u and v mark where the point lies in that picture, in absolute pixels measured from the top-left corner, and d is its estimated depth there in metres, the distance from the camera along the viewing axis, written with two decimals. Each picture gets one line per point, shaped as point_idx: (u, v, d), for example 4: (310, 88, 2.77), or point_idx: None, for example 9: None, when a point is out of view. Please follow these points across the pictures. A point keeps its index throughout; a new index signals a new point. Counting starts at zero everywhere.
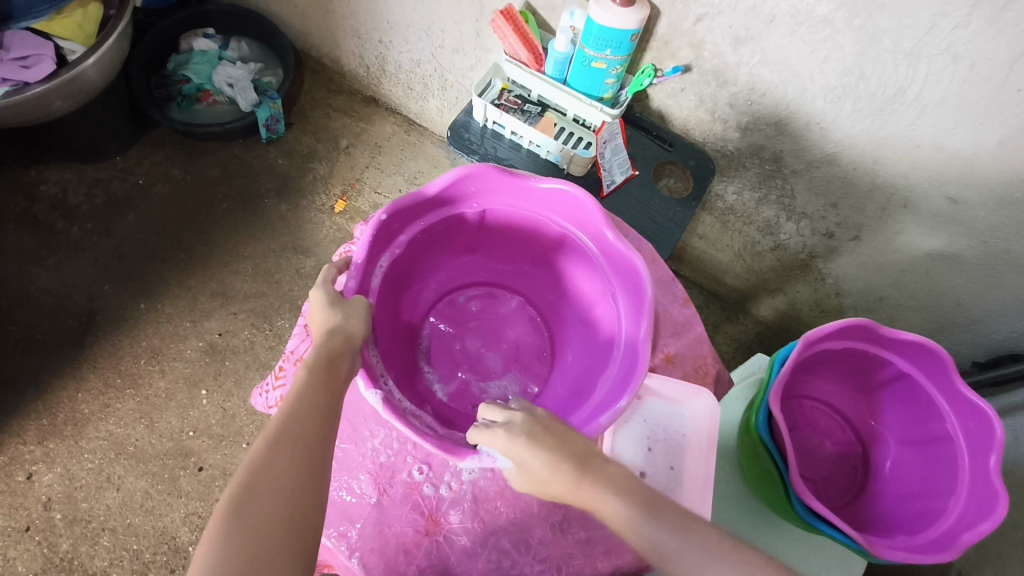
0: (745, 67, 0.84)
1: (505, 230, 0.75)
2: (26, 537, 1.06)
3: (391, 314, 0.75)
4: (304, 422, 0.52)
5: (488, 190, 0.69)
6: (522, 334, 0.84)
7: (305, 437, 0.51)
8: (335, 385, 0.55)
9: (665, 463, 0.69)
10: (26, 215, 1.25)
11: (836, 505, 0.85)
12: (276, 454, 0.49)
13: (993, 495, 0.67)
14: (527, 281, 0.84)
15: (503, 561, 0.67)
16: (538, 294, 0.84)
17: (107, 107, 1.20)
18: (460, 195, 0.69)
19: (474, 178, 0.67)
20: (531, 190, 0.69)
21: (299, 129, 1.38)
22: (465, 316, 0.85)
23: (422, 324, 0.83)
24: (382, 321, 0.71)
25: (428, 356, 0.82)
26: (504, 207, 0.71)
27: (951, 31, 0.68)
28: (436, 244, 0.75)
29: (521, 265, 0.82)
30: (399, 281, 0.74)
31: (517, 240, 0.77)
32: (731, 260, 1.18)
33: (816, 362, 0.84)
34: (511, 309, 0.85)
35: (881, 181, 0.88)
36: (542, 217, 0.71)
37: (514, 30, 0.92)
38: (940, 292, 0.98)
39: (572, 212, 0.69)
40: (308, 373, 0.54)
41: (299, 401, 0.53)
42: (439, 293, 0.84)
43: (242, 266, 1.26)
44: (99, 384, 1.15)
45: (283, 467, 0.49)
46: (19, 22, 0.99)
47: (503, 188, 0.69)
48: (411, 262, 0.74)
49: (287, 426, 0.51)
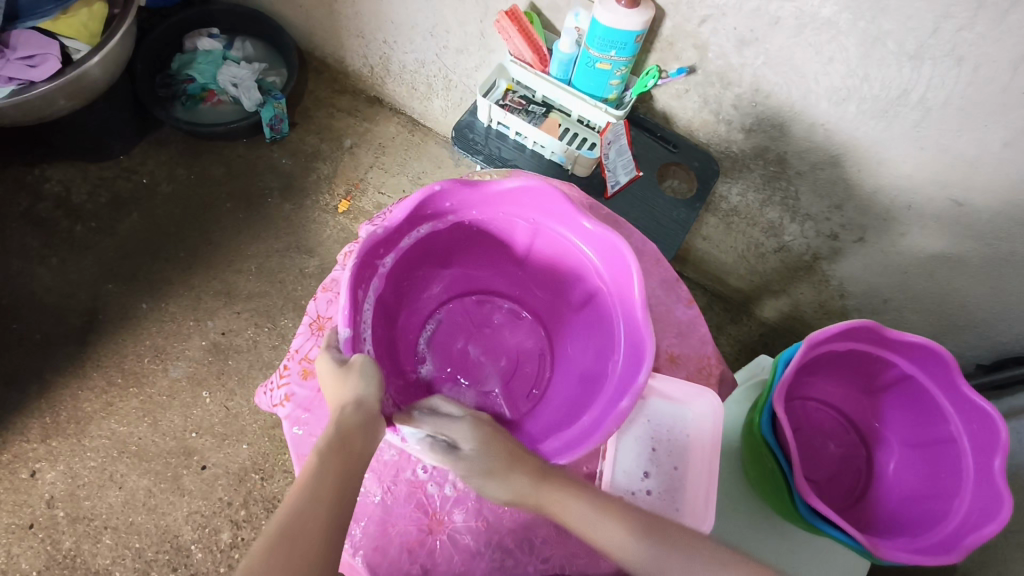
0: (749, 68, 0.84)
1: (549, 251, 0.75)
2: (29, 534, 1.06)
3: (408, 283, 0.77)
4: (310, 517, 0.52)
5: (546, 210, 0.70)
6: (526, 358, 0.84)
7: (309, 536, 0.51)
8: (344, 469, 0.55)
9: (669, 463, 0.69)
10: (29, 214, 1.25)
11: (841, 506, 0.85)
12: (274, 558, 0.49)
13: (998, 498, 0.67)
14: (555, 314, 0.83)
15: (507, 561, 0.67)
16: (556, 328, 0.84)
17: (111, 105, 1.20)
18: (519, 206, 0.70)
19: (540, 195, 0.68)
20: (587, 228, 0.68)
21: (303, 129, 1.38)
22: (484, 321, 0.85)
23: (443, 306, 0.84)
24: (393, 289, 0.74)
25: (433, 339, 0.83)
26: (554, 233, 0.72)
27: (955, 33, 0.68)
28: (486, 241, 0.78)
29: (550, 292, 0.82)
30: (432, 257, 0.77)
31: (559, 268, 0.77)
32: (735, 261, 1.17)
33: (820, 363, 0.83)
34: (521, 332, 0.85)
35: (884, 183, 0.88)
36: (577, 247, 0.71)
37: (519, 30, 0.91)
38: (943, 294, 0.98)
39: (609, 256, 0.68)
40: (321, 456, 0.55)
41: (306, 493, 0.53)
42: (476, 287, 0.85)
43: (246, 266, 1.26)
44: (102, 382, 1.15)
45: (282, 563, 0.49)
46: (25, 20, 1.00)
47: (563, 214, 0.69)
48: (452, 245, 0.77)
49: (292, 523, 0.51)
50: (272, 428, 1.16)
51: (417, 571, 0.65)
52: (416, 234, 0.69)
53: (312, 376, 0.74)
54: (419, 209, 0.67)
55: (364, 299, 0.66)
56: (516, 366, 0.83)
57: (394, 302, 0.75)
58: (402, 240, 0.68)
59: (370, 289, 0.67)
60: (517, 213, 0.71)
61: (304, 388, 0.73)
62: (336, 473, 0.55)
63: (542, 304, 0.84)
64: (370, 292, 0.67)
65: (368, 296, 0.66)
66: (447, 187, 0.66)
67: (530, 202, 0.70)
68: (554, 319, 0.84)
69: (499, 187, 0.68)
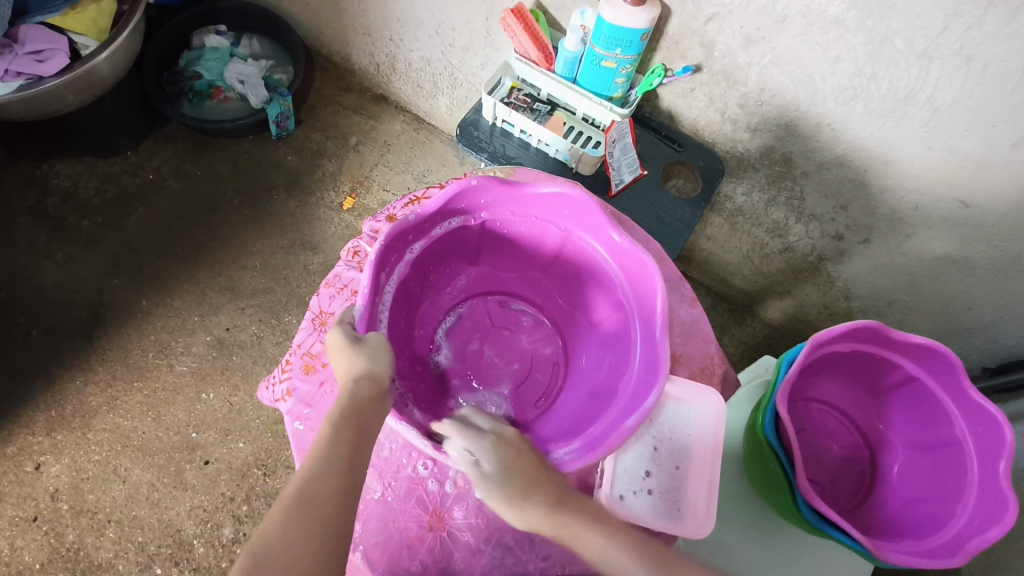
0: (755, 67, 0.84)
1: (575, 259, 0.76)
2: (33, 527, 1.07)
3: (432, 273, 0.78)
4: (324, 484, 0.53)
5: (577, 219, 0.71)
6: (540, 365, 0.83)
7: (324, 502, 0.52)
8: (357, 438, 0.55)
9: (670, 463, 0.68)
10: (37, 208, 1.26)
11: (843, 508, 0.84)
12: (289, 526, 0.50)
13: (1002, 501, 0.66)
14: (574, 326, 0.83)
15: (507, 558, 0.67)
16: (572, 339, 0.83)
17: (118, 100, 1.21)
18: (552, 212, 0.71)
19: (574, 204, 0.69)
20: (613, 240, 0.69)
21: (309, 126, 1.38)
22: (504, 324, 0.85)
23: (465, 302, 0.84)
24: (418, 276, 0.74)
25: (450, 333, 0.83)
26: (584, 242, 0.72)
27: (963, 32, 0.67)
28: (517, 243, 0.78)
29: (573, 301, 0.82)
30: (461, 251, 0.78)
31: (584, 278, 0.78)
32: (740, 261, 1.17)
33: (828, 363, 0.83)
34: (537, 338, 0.84)
35: (892, 183, 0.88)
36: (603, 258, 0.72)
37: (524, 28, 0.92)
38: (950, 296, 0.97)
39: (634, 271, 0.69)
40: (336, 426, 0.55)
41: (321, 460, 0.54)
42: (499, 287, 0.86)
43: (250, 262, 1.26)
44: (107, 376, 1.16)
45: (296, 526, 0.50)
46: (33, 15, 1.01)
47: (595, 226, 0.70)
48: (482, 242, 0.77)
49: (304, 490, 0.52)
50: (274, 424, 1.16)
51: (416, 568, 0.66)
52: (448, 226, 0.71)
53: (315, 371, 0.74)
54: (453, 201, 0.68)
55: (386, 282, 0.66)
56: (528, 372, 0.82)
57: (415, 292, 0.75)
58: (435, 229, 0.70)
59: (395, 272, 0.67)
60: (550, 218, 0.72)
61: (305, 383, 0.73)
62: (349, 440, 0.55)
63: (562, 313, 0.84)
64: (395, 274, 0.68)
65: (391, 279, 0.67)
66: (485, 184, 0.68)
67: (562, 209, 0.71)
68: (573, 331, 0.83)
69: (536, 190, 0.69)
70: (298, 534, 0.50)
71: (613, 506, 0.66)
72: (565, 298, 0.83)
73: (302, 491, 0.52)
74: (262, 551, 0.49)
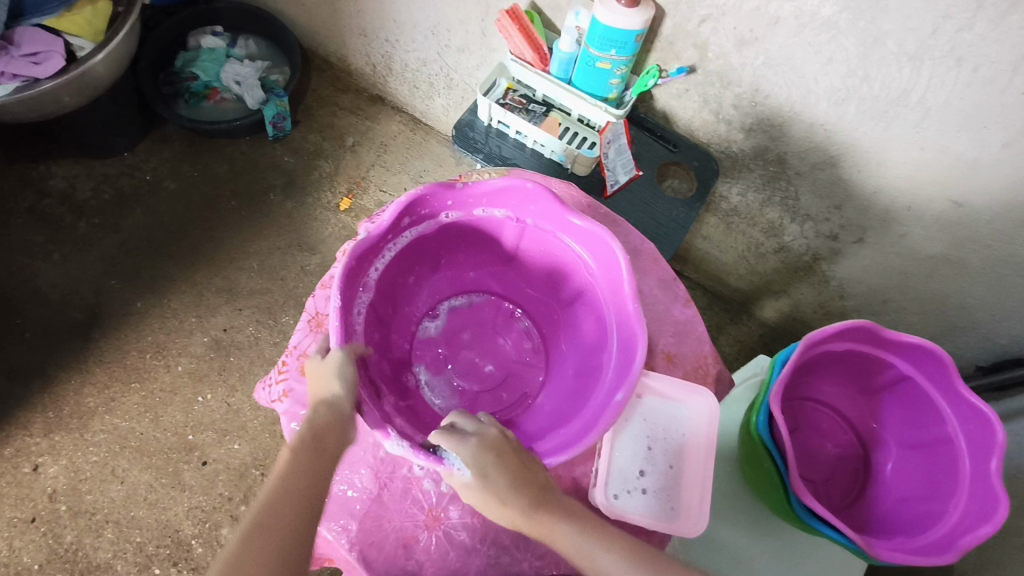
0: (749, 68, 0.84)
1: (591, 303, 0.74)
2: (31, 527, 1.07)
3: (460, 250, 0.79)
4: (284, 509, 0.53)
5: (604, 267, 0.69)
6: (512, 385, 0.82)
7: (285, 523, 0.53)
8: (313, 467, 0.57)
9: (664, 463, 0.69)
10: (34, 210, 1.26)
11: (837, 506, 0.84)
12: (249, 546, 0.50)
13: (994, 499, 0.67)
14: (560, 371, 0.81)
15: (502, 557, 0.67)
16: (551, 378, 0.81)
17: (115, 101, 1.21)
18: (583, 244, 0.70)
19: (605, 249, 0.67)
20: (625, 307, 0.66)
21: (305, 127, 1.38)
22: (501, 334, 0.85)
23: (482, 295, 0.86)
24: (442, 243, 0.75)
25: (452, 313, 0.85)
26: (601, 289, 0.71)
27: (954, 34, 0.68)
28: (542, 262, 0.77)
29: (569, 340, 0.80)
30: (494, 246, 0.78)
31: (590, 318, 0.75)
32: (735, 261, 1.17)
33: (822, 362, 0.83)
34: (522, 358, 0.84)
35: (884, 183, 0.88)
36: (609, 312, 0.70)
37: (519, 29, 0.92)
38: (944, 295, 0.97)
39: (626, 343, 0.66)
40: (294, 455, 0.56)
41: (278, 488, 0.54)
42: (520, 300, 0.85)
43: (248, 263, 1.26)
44: (104, 377, 1.16)
45: (257, 550, 0.50)
46: (30, 17, 1.00)
47: (617, 282, 0.68)
48: (513, 249, 0.77)
49: (265, 512, 0.52)
50: (273, 424, 1.16)
51: (411, 567, 0.66)
52: (489, 211, 0.71)
53: None
54: (505, 192, 0.68)
55: (409, 227, 0.68)
56: (497, 388, 0.82)
57: (431, 258, 0.77)
58: (476, 208, 0.70)
59: (418, 226, 0.69)
60: (580, 251, 0.71)
61: (302, 383, 0.74)
62: (305, 472, 0.56)
63: (557, 354, 0.82)
64: (418, 228, 0.69)
65: (413, 228, 0.69)
66: (537, 193, 0.67)
67: (601, 259, 0.69)
68: (556, 374, 0.81)
69: (575, 220, 0.67)
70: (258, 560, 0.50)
71: (607, 504, 0.67)
72: (566, 340, 0.81)
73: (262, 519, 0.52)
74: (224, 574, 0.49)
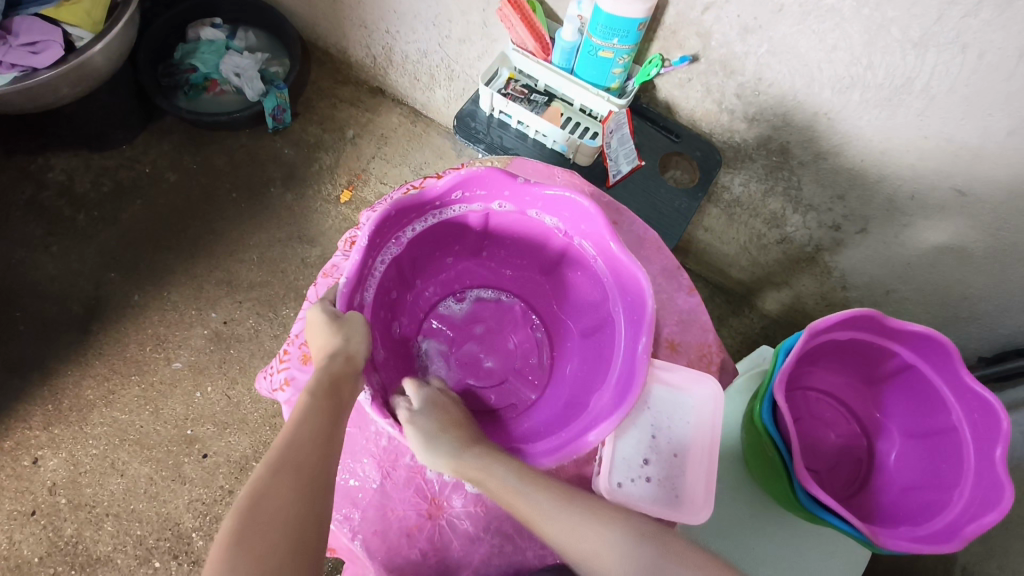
0: (753, 56, 0.84)
1: (608, 322, 0.73)
2: (31, 520, 1.07)
3: (498, 244, 0.79)
4: (307, 449, 0.52)
5: (629, 300, 0.68)
6: (506, 391, 0.81)
7: (311, 465, 0.51)
8: (332, 411, 0.55)
9: (669, 451, 0.68)
10: (33, 203, 1.25)
11: (840, 496, 0.84)
12: (279, 482, 0.49)
13: (998, 487, 0.67)
14: (559, 386, 0.80)
15: (506, 545, 0.67)
16: (547, 390, 0.80)
17: (112, 93, 1.20)
18: (614, 271, 0.69)
19: (634, 282, 0.66)
20: (637, 351, 0.65)
21: (305, 119, 1.38)
22: (510, 337, 0.85)
23: (509, 294, 0.86)
24: (483, 232, 0.76)
25: (474, 303, 0.86)
26: (620, 318, 0.70)
27: (960, 20, 0.67)
28: (570, 274, 0.77)
29: (579, 358, 0.79)
30: (531, 249, 0.78)
31: (602, 340, 0.74)
32: (737, 252, 1.17)
33: (840, 353, 0.84)
34: (526, 366, 0.83)
35: (889, 172, 0.88)
36: (621, 340, 0.69)
37: (521, 18, 0.90)
38: (947, 285, 0.97)
39: (628, 377, 0.65)
40: (312, 398, 0.55)
41: (300, 430, 0.53)
42: (545, 316, 0.85)
43: (248, 256, 1.26)
44: (104, 370, 1.16)
45: (285, 488, 0.49)
46: (26, 7, 1.01)
47: (637, 316, 0.67)
48: (549, 259, 0.78)
49: (291, 451, 0.51)
50: (273, 417, 1.16)
51: (415, 555, 0.66)
52: (541, 217, 0.72)
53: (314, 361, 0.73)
54: (560, 203, 0.68)
55: (458, 204, 0.69)
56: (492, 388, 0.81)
57: (474, 242, 0.79)
58: (531, 208, 0.71)
59: (468, 207, 0.70)
60: (610, 275, 0.70)
61: (303, 372, 0.73)
62: (326, 413, 0.54)
63: (562, 373, 0.81)
64: (466, 208, 0.70)
65: (462, 205, 0.70)
66: (587, 213, 0.67)
67: (631, 293, 0.68)
68: (555, 389, 0.80)
69: (613, 246, 0.67)
70: (285, 497, 0.48)
71: (612, 494, 0.66)
72: (574, 360, 0.80)
73: (286, 458, 0.50)
74: (258, 504, 0.47)
